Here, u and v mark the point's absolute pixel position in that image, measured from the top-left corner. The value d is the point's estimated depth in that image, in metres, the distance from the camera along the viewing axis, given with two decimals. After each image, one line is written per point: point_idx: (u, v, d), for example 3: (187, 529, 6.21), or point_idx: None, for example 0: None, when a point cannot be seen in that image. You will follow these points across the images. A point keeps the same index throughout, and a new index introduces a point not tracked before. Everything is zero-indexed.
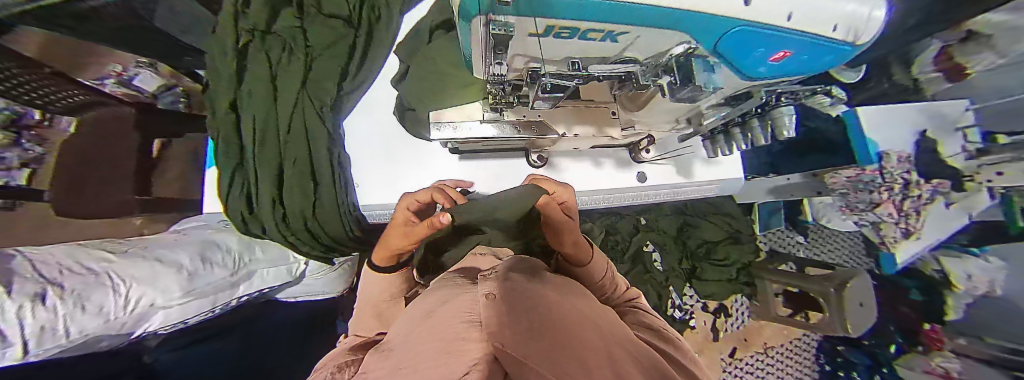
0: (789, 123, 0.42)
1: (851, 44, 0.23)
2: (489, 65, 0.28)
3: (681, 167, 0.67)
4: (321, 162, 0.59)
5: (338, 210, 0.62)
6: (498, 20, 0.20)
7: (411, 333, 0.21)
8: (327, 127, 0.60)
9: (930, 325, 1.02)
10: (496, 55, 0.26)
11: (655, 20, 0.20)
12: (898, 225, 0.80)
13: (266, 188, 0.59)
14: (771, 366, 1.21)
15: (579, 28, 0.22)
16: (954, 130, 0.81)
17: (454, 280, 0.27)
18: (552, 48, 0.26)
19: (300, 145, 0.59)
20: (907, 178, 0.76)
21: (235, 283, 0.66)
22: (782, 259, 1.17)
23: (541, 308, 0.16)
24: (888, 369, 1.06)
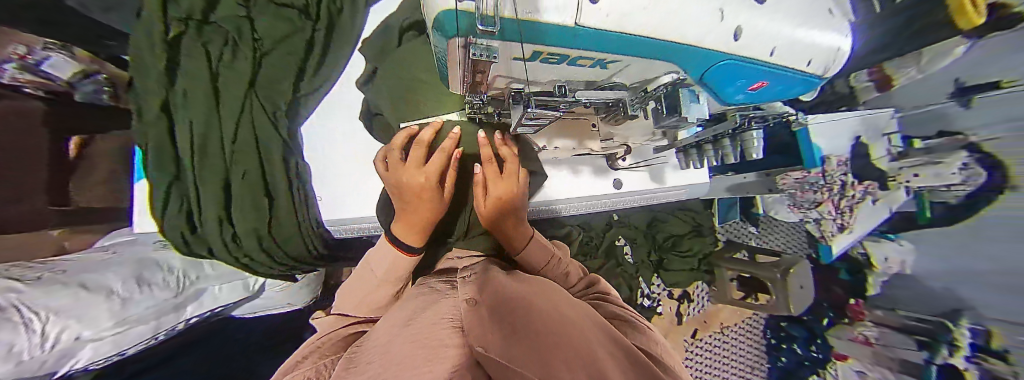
0: (757, 144, 0.49)
1: (818, 76, 0.26)
2: (465, 82, 0.26)
3: (654, 174, 0.69)
4: (277, 176, 0.55)
5: (300, 226, 0.59)
6: (480, 44, 0.16)
7: (389, 349, 0.24)
8: (282, 134, 0.56)
9: (854, 300, 1.18)
10: (475, 76, 0.22)
11: (658, 57, 0.19)
12: (836, 221, 0.92)
13: (209, 205, 0.52)
14: (727, 344, 1.34)
15: (573, 55, 0.18)
16: (882, 136, 0.95)
17: (442, 318, 0.28)
18: (540, 73, 0.24)
19: (249, 156, 0.53)
20: (844, 179, 0.86)
21: (179, 306, 0.59)
22: (737, 246, 1.27)
23: (523, 341, 0.17)
24: (822, 340, 1.23)
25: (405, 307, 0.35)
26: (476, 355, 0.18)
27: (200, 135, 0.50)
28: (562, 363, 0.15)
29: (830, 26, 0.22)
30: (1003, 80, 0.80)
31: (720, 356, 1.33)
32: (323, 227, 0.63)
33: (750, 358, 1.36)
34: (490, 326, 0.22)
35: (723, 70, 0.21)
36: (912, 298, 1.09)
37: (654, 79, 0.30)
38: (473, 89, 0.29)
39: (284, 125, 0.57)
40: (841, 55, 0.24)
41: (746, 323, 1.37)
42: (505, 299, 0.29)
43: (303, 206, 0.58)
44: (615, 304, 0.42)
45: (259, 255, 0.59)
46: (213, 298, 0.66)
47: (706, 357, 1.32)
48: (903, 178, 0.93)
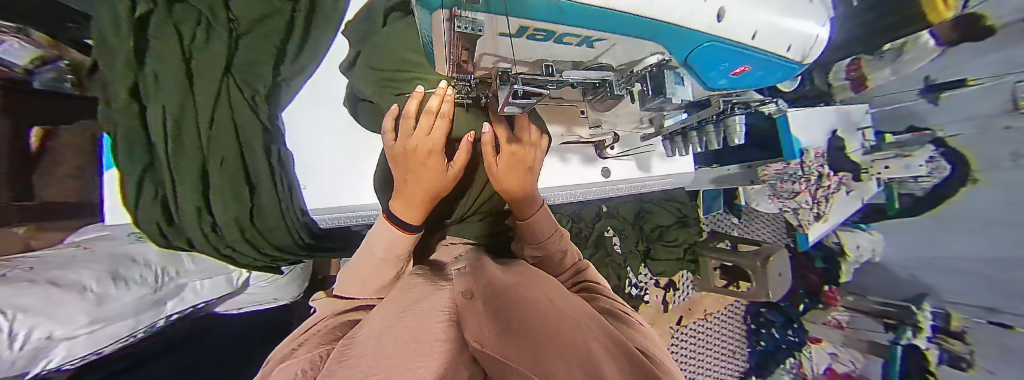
0: (740, 130, 0.50)
1: (797, 62, 0.26)
2: (453, 62, 0.25)
3: (641, 164, 0.71)
4: (259, 166, 0.54)
5: (284, 217, 0.58)
6: (466, 16, 0.15)
7: (381, 345, 0.24)
8: (263, 122, 0.54)
9: (828, 286, 1.28)
10: (464, 53, 0.22)
11: (645, 35, 0.19)
12: (812, 210, 0.96)
13: (186, 196, 0.50)
14: (709, 329, 1.41)
15: (559, 32, 0.18)
16: (857, 130, 0.99)
17: (434, 316, 0.29)
18: (527, 50, 0.24)
19: (229, 145, 0.51)
20: (821, 171, 0.91)
21: (160, 301, 0.57)
22: (720, 237, 1.33)
23: (517, 341, 0.18)
24: (799, 324, 1.33)
25: (405, 297, 0.35)
26: (472, 350, 0.19)
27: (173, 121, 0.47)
28: (560, 359, 0.16)
29: (809, 12, 0.22)
30: (970, 78, 0.89)
31: (703, 341, 1.40)
32: (307, 216, 0.62)
33: (730, 341, 1.44)
34: (486, 321, 0.23)
35: (705, 52, 0.22)
36: (882, 285, 1.19)
37: (641, 60, 0.31)
38: (460, 69, 0.28)
39: (264, 112, 0.55)
40: (820, 41, 0.25)
41: (727, 309, 1.43)
42: (502, 291, 0.30)
43: (288, 197, 0.57)
44: (602, 293, 0.44)
45: (244, 246, 0.58)
46: (195, 293, 0.64)
47: (690, 342, 1.38)
48: (877, 170, 0.96)
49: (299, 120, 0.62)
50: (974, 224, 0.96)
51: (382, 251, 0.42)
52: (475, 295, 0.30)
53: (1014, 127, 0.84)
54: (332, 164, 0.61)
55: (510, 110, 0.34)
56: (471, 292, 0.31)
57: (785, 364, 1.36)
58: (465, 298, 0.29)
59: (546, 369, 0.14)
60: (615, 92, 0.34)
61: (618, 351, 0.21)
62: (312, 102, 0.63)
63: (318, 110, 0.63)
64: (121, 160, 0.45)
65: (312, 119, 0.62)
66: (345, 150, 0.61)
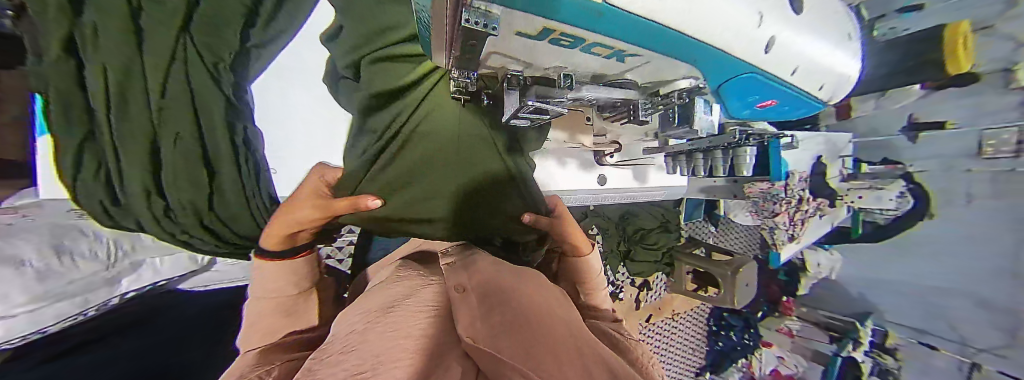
0: (747, 159, 0.53)
1: (824, 102, 0.26)
2: (457, 58, 0.22)
3: (638, 174, 0.71)
4: (218, 141, 0.51)
5: (246, 198, 0.55)
6: (480, 5, 0.11)
7: (379, 337, 0.22)
8: (225, 93, 0.52)
9: (787, 297, 1.38)
10: (475, 50, 0.18)
11: (684, 57, 0.17)
12: (787, 231, 1.00)
13: (135, 171, 0.46)
14: (677, 327, 1.46)
15: (588, 40, 0.16)
16: (839, 158, 1.03)
17: (421, 317, 0.26)
18: (542, 55, 0.21)
19: (184, 118, 0.48)
20: (802, 195, 0.94)
21: (113, 280, 0.53)
22: (696, 244, 1.38)
23: (518, 343, 0.20)
24: (755, 329, 1.39)
25: (382, 294, 0.33)
26: (465, 345, 0.22)
27: (119, 88, 0.43)
28: (552, 357, 0.18)
29: (847, 50, 0.21)
30: (949, 121, 0.99)
31: (668, 339, 1.44)
32: (278, 202, 0.58)
33: (693, 341, 1.49)
34: (477, 318, 0.25)
35: (738, 82, 0.20)
36: (836, 301, 1.33)
37: (672, 82, 0.30)
38: (464, 64, 0.24)
39: (227, 83, 0.52)
40: (848, 81, 0.24)
41: (693, 311, 1.47)
42: (490, 285, 0.32)
43: (249, 176, 0.55)
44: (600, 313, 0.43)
45: (198, 231, 0.52)
46: (154, 271, 0.59)
47: (656, 339, 1.42)
48: (850, 198, 1.02)
49: (277, 96, 0.64)
50: (930, 254, 1.09)
51: (273, 287, 0.36)
52: (471, 289, 0.31)
53: (973, 170, 0.97)
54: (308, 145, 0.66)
55: (517, 120, 0.33)
56: (463, 286, 0.31)
57: (738, 363, 1.43)
58: (457, 293, 0.30)
59: (539, 365, 0.17)
60: (642, 116, 0.32)
61: (612, 355, 0.23)
62: (284, 79, 0.64)
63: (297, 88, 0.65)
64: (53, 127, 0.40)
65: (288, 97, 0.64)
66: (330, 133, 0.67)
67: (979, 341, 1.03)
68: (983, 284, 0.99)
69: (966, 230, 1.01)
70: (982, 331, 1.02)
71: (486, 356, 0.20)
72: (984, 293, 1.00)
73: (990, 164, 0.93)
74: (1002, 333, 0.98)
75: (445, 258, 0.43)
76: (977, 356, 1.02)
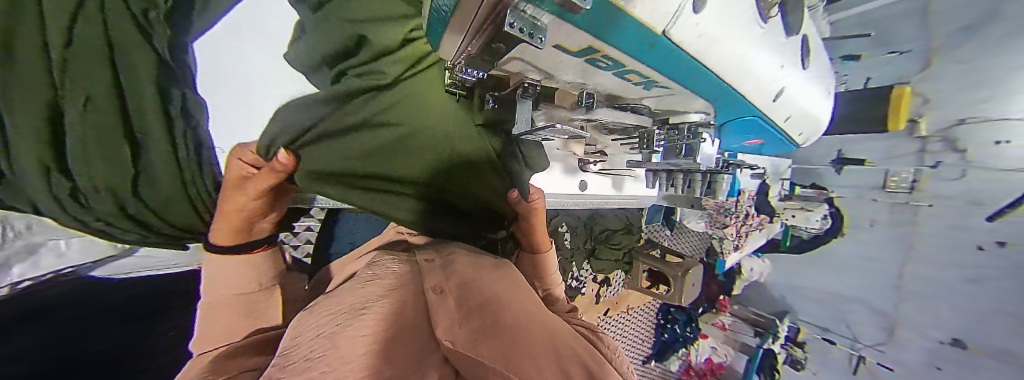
0: (723, 184, 0.64)
1: (770, 117, 0.31)
2: (478, 60, 0.22)
3: (615, 182, 0.75)
4: (148, 110, 0.38)
5: (183, 181, 0.41)
6: (528, 16, 0.12)
7: (355, 337, 0.21)
8: (159, 53, 0.40)
9: (723, 296, 1.56)
10: (497, 53, 0.18)
11: (686, 72, 0.19)
12: (734, 242, 1.13)
13: (22, 140, 0.30)
14: (629, 321, 1.56)
15: (620, 61, 0.17)
16: (779, 179, 1.19)
17: (400, 317, 0.25)
18: (565, 72, 0.21)
19: (102, 71, 0.35)
20: (749, 210, 1.06)
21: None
22: (653, 246, 1.50)
23: (498, 348, 0.20)
24: (695, 324, 1.56)
25: (357, 292, 0.31)
26: (445, 350, 0.21)
27: (6, 27, 0.28)
28: (530, 360, 0.20)
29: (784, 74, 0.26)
30: (867, 159, 1.22)
31: (622, 332, 1.53)
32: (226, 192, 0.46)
33: (642, 334, 1.62)
34: (456, 319, 0.25)
35: (716, 91, 0.23)
36: (760, 299, 1.59)
37: (684, 114, 0.32)
38: (476, 62, 0.23)
39: (162, 39, 0.40)
40: (786, 101, 0.30)
41: (645, 306, 1.60)
42: (468, 282, 0.32)
43: (190, 160, 0.42)
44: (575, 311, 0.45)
45: (119, 220, 0.40)
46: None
47: (611, 332, 1.50)
48: (784, 216, 1.19)
49: (230, 53, 0.51)
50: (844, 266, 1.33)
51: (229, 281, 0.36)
52: (450, 291, 0.30)
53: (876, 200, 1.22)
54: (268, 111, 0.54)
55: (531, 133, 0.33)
56: (440, 287, 0.31)
57: (678, 353, 1.59)
58: (436, 294, 0.29)
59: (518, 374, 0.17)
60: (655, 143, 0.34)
61: (591, 355, 0.24)
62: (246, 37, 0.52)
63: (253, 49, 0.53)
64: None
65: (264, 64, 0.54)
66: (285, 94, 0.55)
67: (866, 338, 1.31)
68: (873, 295, 1.27)
69: (868, 246, 1.27)
70: (872, 331, 1.29)
71: (465, 358, 0.21)
72: (878, 304, 1.27)
73: (890, 196, 1.19)
74: (882, 331, 1.27)
75: (423, 254, 0.42)
76: (863, 350, 1.30)
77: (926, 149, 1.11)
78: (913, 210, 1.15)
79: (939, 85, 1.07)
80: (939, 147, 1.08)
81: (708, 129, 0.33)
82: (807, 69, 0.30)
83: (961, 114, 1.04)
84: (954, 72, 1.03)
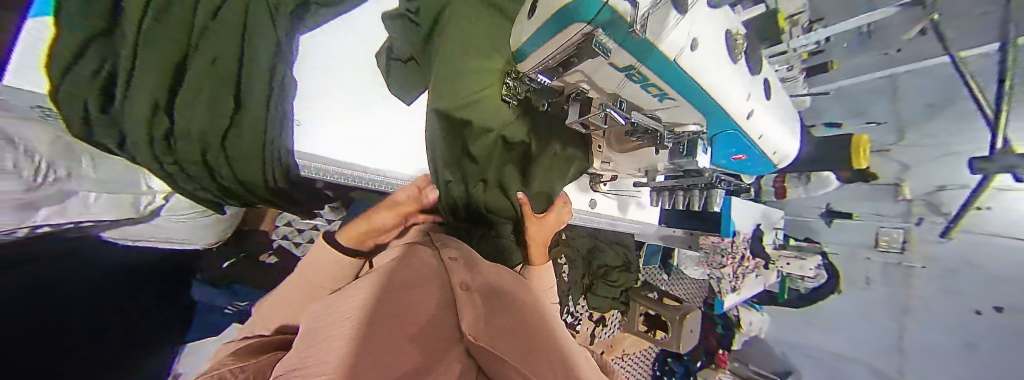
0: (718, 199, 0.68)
1: (753, 148, 0.39)
2: (548, 68, 0.30)
3: (622, 205, 0.80)
4: (257, 73, 0.38)
5: (265, 140, 0.41)
6: (601, 39, 0.22)
7: (379, 321, 0.21)
8: (279, 34, 0.40)
9: (722, 350, 1.51)
10: (567, 62, 0.27)
11: (694, 91, 0.28)
12: (732, 282, 1.13)
13: (149, 78, 0.30)
14: (624, 368, 1.48)
15: (649, 77, 0.27)
16: (773, 228, 1.25)
17: (427, 299, 0.26)
18: (607, 81, 0.30)
19: (229, 40, 0.36)
20: (745, 253, 1.09)
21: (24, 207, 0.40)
22: (651, 288, 1.48)
23: (525, 360, 0.21)
24: (693, 379, 1.48)
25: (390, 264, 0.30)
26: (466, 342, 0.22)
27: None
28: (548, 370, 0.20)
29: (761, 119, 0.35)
30: (855, 213, 1.28)
31: None
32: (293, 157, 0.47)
33: None
34: (480, 316, 0.25)
35: (716, 117, 0.32)
36: (760, 357, 1.56)
37: (683, 125, 0.36)
38: (549, 73, 0.32)
39: (283, 25, 0.41)
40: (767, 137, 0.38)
41: (641, 353, 1.53)
42: (493, 284, 0.33)
43: (275, 128, 0.41)
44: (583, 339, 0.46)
45: (194, 168, 0.37)
46: (85, 206, 0.40)
47: None
48: (780, 264, 1.21)
49: (321, 56, 0.54)
50: (843, 322, 1.34)
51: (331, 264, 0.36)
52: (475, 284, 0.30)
53: (871, 258, 1.26)
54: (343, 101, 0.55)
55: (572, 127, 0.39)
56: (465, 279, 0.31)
57: None
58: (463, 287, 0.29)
59: None
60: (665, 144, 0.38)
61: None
62: (327, 46, 0.54)
63: (334, 56, 0.55)
64: (65, 7, 0.27)
65: (336, 74, 0.55)
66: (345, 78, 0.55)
67: None
68: (876, 357, 1.27)
69: (863, 303, 1.29)
70: None
71: (484, 354, 0.21)
72: (879, 366, 1.27)
73: (884, 255, 1.24)
74: None
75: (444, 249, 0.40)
76: None
77: (911, 211, 1.18)
78: (905, 271, 1.20)
79: (912, 153, 1.16)
80: (924, 209, 1.15)
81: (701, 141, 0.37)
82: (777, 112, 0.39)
83: (940, 181, 1.11)
84: (926, 144, 1.13)
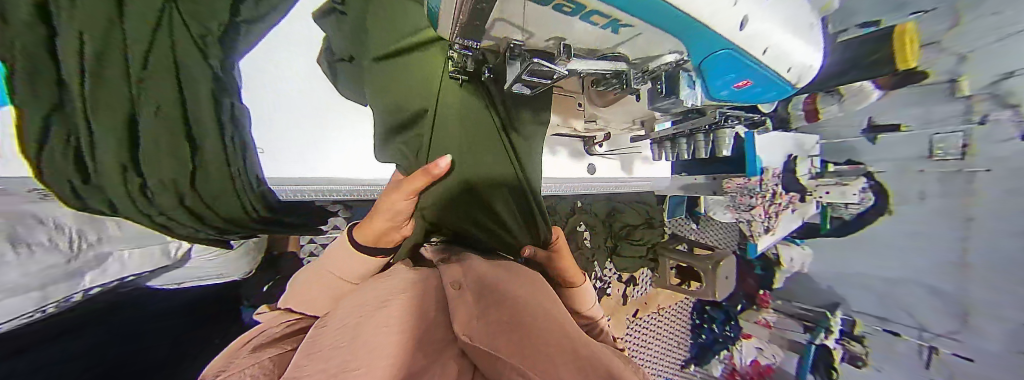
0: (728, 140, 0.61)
1: (758, 72, 0.31)
2: (458, 22, 0.24)
3: (626, 164, 0.76)
4: (205, 118, 0.43)
5: (233, 177, 0.47)
6: None
7: (375, 326, 0.23)
8: (214, 69, 0.44)
9: (763, 291, 1.47)
10: (473, 11, 0.20)
11: (658, 21, 0.20)
12: (763, 224, 1.06)
13: (105, 140, 0.34)
14: (661, 321, 1.49)
15: (589, 7, 0.18)
16: (808, 157, 1.13)
17: (427, 308, 0.29)
18: (538, 24, 0.23)
19: (166, 87, 0.39)
20: (776, 190, 1.00)
21: (75, 272, 0.41)
22: (679, 240, 1.44)
23: (516, 334, 0.23)
24: (735, 322, 1.49)
25: (380, 286, 0.33)
26: (461, 341, 0.23)
27: (95, 49, 0.32)
28: (542, 353, 0.21)
29: (779, 24, 0.26)
30: (902, 124, 1.16)
31: (654, 334, 1.47)
32: (265, 185, 0.54)
33: (677, 335, 1.53)
34: (474, 315, 0.27)
35: (706, 42, 0.24)
36: (803, 293, 1.49)
37: (658, 57, 0.32)
38: (468, 31, 0.25)
39: (214, 57, 0.45)
40: (780, 53, 0.29)
41: (677, 305, 1.52)
42: (487, 283, 0.33)
43: (238, 158, 0.48)
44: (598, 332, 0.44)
45: (177, 212, 0.44)
46: (121, 265, 0.47)
47: (642, 334, 1.44)
48: (818, 194, 1.11)
49: (264, 69, 0.56)
50: (895, 245, 1.23)
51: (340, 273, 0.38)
52: (465, 282, 0.33)
53: (924, 170, 1.14)
54: (299, 114, 0.57)
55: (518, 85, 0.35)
56: (458, 282, 0.33)
57: (719, 355, 1.50)
58: (454, 288, 0.32)
59: (532, 361, 0.19)
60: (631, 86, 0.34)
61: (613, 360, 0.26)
62: (270, 61, 0.57)
63: (280, 68, 0.57)
64: (19, 92, 0.27)
65: (293, 88, 0.58)
66: (300, 94, 0.58)
67: (935, 326, 1.18)
68: (936, 276, 1.15)
69: (918, 220, 1.17)
70: (939, 319, 1.16)
71: (478, 349, 0.22)
72: (937, 284, 1.15)
73: (940, 165, 1.10)
74: (953, 318, 1.13)
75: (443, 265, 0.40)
76: (933, 340, 1.17)
77: (972, 109, 1.02)
78: (966, 178, 1.06)
79: (971, 38, 0.99)
80: (987, 105, 0.99)
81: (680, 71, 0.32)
82: (801, 17, 0.28)
83: (1010, 66, 0.93)
84: (996, 20, 0.94)
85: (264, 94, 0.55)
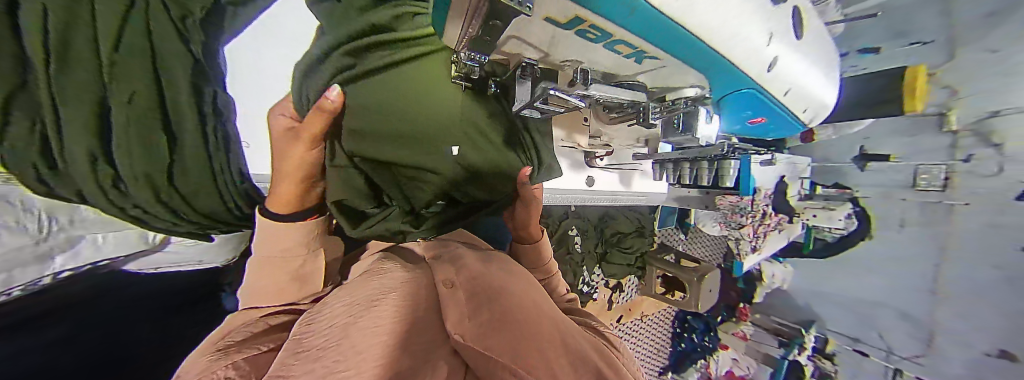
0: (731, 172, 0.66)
1: (777, 108, 0.30)
2: (468, 33, 0.21)
3: (623, 179, 0.77)
4: (184, 107, 0.41)
5: (213, 172, 0.47)
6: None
7: (366, 334, 0.20)
8: (194, 52, 0.42)
9: (743, 303, 1.49)
10: (489, 25, 0.17)
11: (685, 57, 0.19)
12: (751, 242, 1.07)
13: (79, 134, 0.33)
14: (644, 328, 1.51)
15: (615, 36, 0.16)
16: (799, 179, 1.15)
17: (421, 308, 0.26)
18: (561, 49, 0.21)
19: (141, 74, 0.37)
20: (766, 211, 1.01)
21: (44, 257, 0.43)
22: (667, 250, 1.46)
23: (513, 337, 0.21)
24: (714, 332, 1.51)
25: (368, 286, 0.29)
26: (454, 342, 0.21)
27: (62, 35, 0.30)
28: (539, 355, 0.20)
29: (798, 65, 0.25)
30: (892, 155, 1.19)
31: (636, 340, 1.49)
32: (249, 182, 0.51)
33: (657, 342, 1.56)
34: (467, 312, 0.24)
35: (728, 78, 0.23)
36: (782, 306, 1.54)
37: (678, 90, 0.32)
38: (479, 45, 0.23)
39: (195, 41, 0.43)
40: (798, 87, 0.28)
41: (660, 313, 1.55)
42: (480, 275, 0.31)
43: (220, 150, 0.46)
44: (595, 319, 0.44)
45: (154, 207, 0.43)
46: (95, 249, 0.49)
47: (625, 339, 1.45)
48: (806, 216, 1.14)
49: (251, 60, 0.53)
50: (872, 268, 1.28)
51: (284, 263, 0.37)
52: (461, 276, 0.30)
53: (907, 199, 1.17)
54: None
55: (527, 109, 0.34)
56: (450, 280, 0.29)
57: (697, 363, 1.53)
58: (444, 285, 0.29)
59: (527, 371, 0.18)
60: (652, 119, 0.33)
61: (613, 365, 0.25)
62: (259, 49, 0.53)
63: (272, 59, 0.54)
64: None
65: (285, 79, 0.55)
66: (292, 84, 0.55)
67: (901, 349, 1.23)
68: (909, 302, 1.20)
69: (896, 247, 1.22)
70: (908, 342, 1.22)
71: (474, 355, 0.20)
72: (910, 310, 1.20)
73: (922, 195, 1.14)
74: (919, 342, 1.19)
75: (438, 262, 0.35)
76: (899, 362, 1.23)
77: (956, 144, 1.06)
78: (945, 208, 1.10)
79: (962, 75, 1.03)
80: (970, 141, 1.03)
81: (704, 105, 0.32)
82: (817, 57, 0.28)
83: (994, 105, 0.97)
84: (986, 60, 0.98)
85: (261, 87, 0.53)
